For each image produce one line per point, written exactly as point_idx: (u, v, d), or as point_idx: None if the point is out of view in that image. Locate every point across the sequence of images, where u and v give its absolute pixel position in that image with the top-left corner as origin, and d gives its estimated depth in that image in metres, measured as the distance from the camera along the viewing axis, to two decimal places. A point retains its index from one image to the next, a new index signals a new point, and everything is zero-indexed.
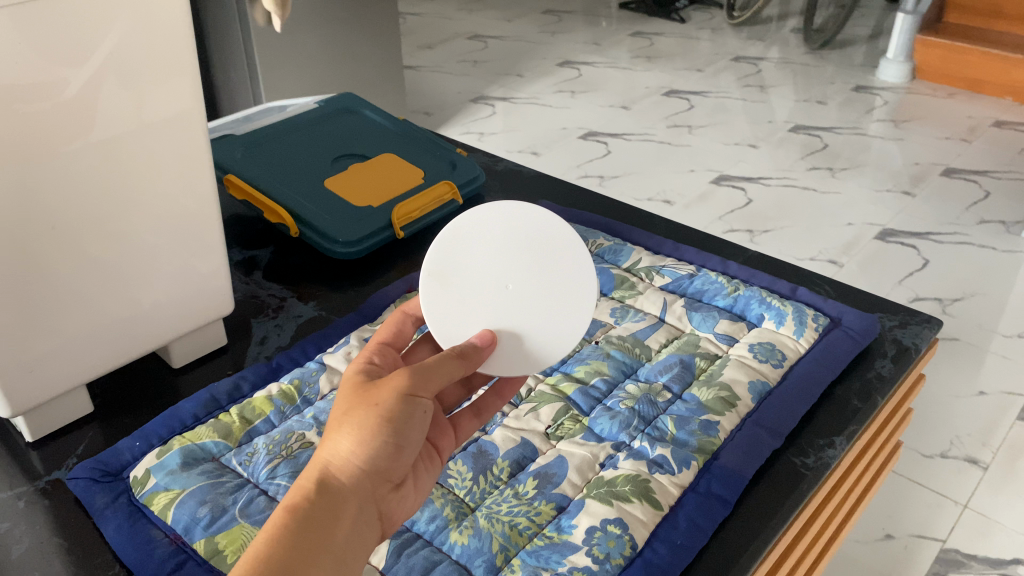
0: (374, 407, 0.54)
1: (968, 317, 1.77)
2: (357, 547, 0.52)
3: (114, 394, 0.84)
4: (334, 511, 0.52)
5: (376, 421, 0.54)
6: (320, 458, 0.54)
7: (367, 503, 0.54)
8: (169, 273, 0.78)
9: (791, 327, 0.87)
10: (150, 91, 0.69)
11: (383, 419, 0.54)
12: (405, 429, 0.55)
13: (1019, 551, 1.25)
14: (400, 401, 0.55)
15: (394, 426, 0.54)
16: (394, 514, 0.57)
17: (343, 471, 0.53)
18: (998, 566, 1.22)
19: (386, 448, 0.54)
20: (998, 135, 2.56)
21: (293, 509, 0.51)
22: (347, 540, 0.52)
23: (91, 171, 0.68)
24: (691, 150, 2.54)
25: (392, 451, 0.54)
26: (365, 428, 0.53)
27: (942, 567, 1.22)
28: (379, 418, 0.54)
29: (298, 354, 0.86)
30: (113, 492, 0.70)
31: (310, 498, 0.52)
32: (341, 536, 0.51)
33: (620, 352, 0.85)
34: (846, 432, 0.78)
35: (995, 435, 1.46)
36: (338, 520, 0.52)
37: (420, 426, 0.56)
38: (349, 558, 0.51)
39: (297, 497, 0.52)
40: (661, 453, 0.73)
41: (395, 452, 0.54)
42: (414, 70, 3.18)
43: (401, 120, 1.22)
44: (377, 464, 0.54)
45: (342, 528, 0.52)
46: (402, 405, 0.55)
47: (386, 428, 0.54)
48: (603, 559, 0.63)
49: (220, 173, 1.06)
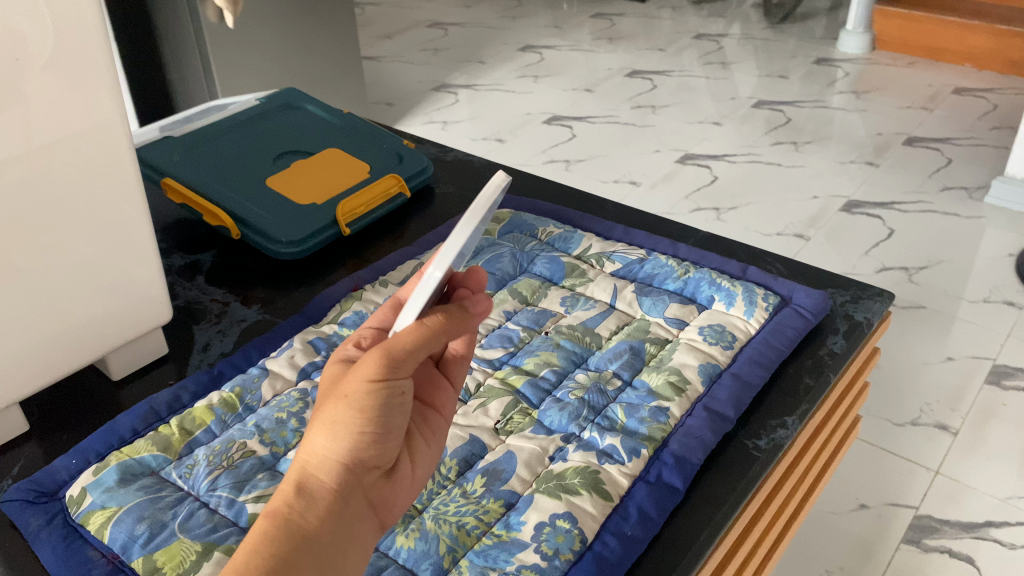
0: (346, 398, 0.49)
1: (933, 285, 1.78)
2: (345, 556, 0.47)
3: (52, 410, 0.81)
4: (311, 520, 0.47)
5: (346, 416, 0.48)
6: (298, 459, 0.49)
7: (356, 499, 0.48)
8: (102, 280, 0.75)
9: (741, 308, 0.86)
10: (69, 101, 0.66)
11: (358, 407, 0.48)
12: (387, 412, 0.49)
13: (992, 514, 1.25)
14: (369, 390, 0.48)
15: (366, 418, 0.48)
16: (390, 504, 0.51)
17: (320, 470, 0.48)
18: (971, 530, 1.23)
19: (362, 438, 0.48)
20: (957, 101, 2.57)
21: (272, 520, 0.46)
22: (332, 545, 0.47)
23: (23, 181, 0.66)
24: (656, 130, 2.53)
25: (371, 440, 0.48)
26: (340, 420, 0.48)
27: (916, 534, 1.23)
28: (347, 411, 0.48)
29: (240, 361, 0.84)
30: (48, 513, 0.68)
31: (291, 501, 0.47)
32: (321, 544, 0.46)
33: (569, 342, 0.83)
34: (799, 411, 0.78)
35: (963, 400, 1.47)
36: (318, 529, 0.47)
37: (398, 409, 0.49)
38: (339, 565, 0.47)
39: (273, 507, 0.47)
40: (611, 444, 0.72)
41: (375, 441, 0.49)
42: (375, 61, 3.13)
43: (343, 112, 1.19)
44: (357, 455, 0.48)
45: (322, 538, 0.47)
46: (376, 392, 0.48)
47: (356, 421, 0.48)
48: (551, 555, 0.62)
49: (157, 177, 1.03)
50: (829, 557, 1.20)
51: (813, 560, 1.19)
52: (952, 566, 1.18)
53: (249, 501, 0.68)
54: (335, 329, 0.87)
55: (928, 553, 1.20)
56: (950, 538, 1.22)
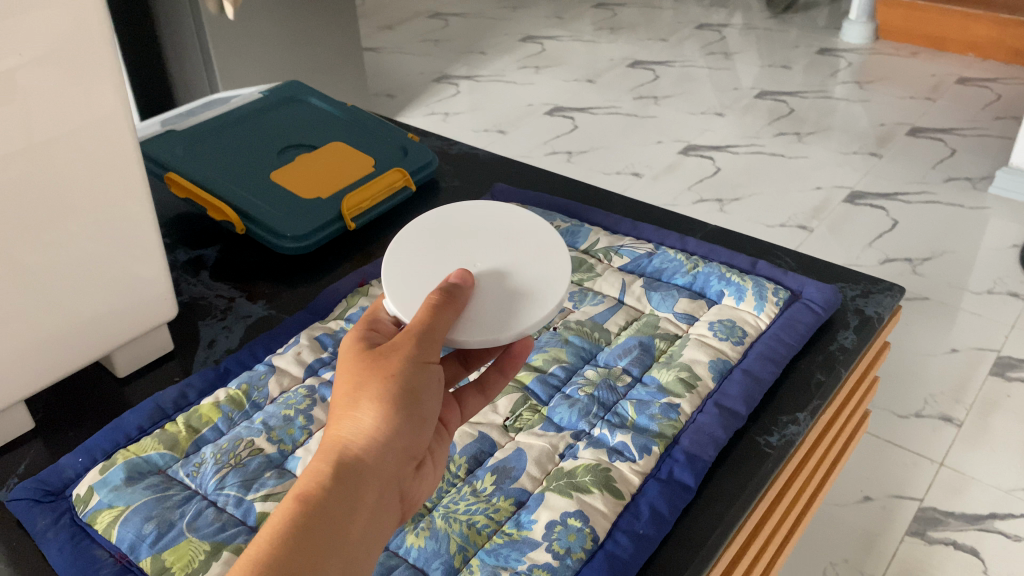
0: (386, 381, 0.50)
1: (937, 276, 1.77)
2: (373, 541, 0.48)
3: (56, 408, 0.81)
4: (352, 501, 0.47)
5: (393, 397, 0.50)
6: (334, 440, 0.50)
7: (387, 485, 0.50)
8: (107, 276, 0.75)
9: (751, 303, 0.85)
10: (71, 94, 0.65)
11: (399, 390, 0.50)
12: (421, 401, 0.51)
13: (996, 506, 1.25)
14: (411, 372, 0.51)
15: (411, 401, 0.51)
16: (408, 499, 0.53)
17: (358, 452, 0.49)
18: (976, 522, 1.22)
19: (404, 422, 0.50)
20: (961, 91, 2.55)
21: (313, 501, 0.46)
22: (364, 535, 0.47)
23: (26, 176, 0.65)
24: (658, 121, 2.52)
25: (411, 427, 0.51)
26: (383, 401, 0.50)
27: (920, 526, 1.22)
28: (393, 391, 0.50)
29: (246, 357, 0.83)
30: (55, 513, 0.67)
31: (325, 484, 0.47)
32: (357, 527, 0.47)
33: (578, 338, 0.82)
34: (810, 407, 0.77)
35: (967, 392, 1.46)
36: (356, 509, 0.47)
37: (434, 397, 0.52)
38: (365, 550, 0.47)
39: (310, 485, 0.47)
40: (621, 441, 0.71)
41: (415, 429, 0.51)
42: (375, 52, 3.12)
43: (347, 106, 1.18)
44: (394, 442, 0.50)
45: (357, 519, 0.47)
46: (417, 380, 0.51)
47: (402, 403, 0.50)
48: (563, 555, 0.62)
49: (160, 171, 1.02)
50: (833, 549, 1.19)
51: (818, 552, 1.19)
52: (957, 558, 1.17)
53: (258, 500, 0.67)
54: (342, 325, 0.86)
55: (933, 546, 1.19)
56: (955, 530, 1.21)
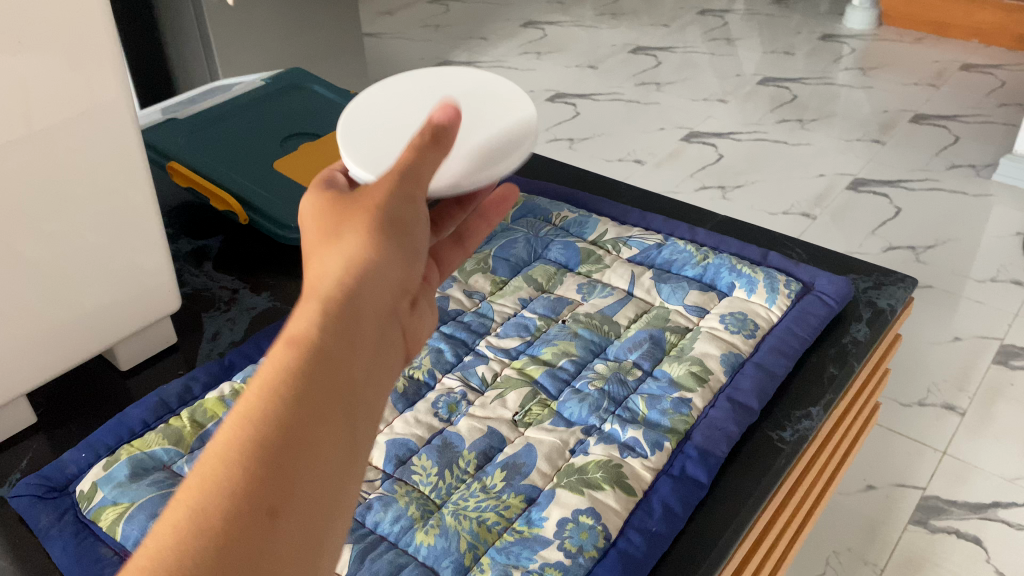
0: (374, 207, 0.39)
1: (940, 264, 1.76)
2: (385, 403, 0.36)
3: (59, 401, 0.80)
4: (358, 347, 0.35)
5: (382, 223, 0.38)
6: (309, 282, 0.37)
7: (389, 333, 0.37)
8: (109, 268, 0.73)
9: (762, 295, 0.84)
10: (72, 84, 0.64)
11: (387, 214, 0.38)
12: (414, 230, 0.39)
13: (998, 494, 1.24)
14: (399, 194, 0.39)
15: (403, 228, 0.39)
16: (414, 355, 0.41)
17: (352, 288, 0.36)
18: (978, 511, 1.22)
19: (402, 252, 0.38)
20: (965, 78, 2.53)
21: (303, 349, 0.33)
22: (373, 393, 0.35)
23: (26, 166, 0.63)
24: (660, 108, 2.50)
25: (408, 261, 0.39)
26: (370, 228, 0.38)
27: (923, 515, 1.22)
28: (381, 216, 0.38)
29: (251, 350, 0.82)
30: (58, 509, 0.66)
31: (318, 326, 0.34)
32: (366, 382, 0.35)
33: (588, 331, 0.81)
34: (824, 402, 0.76)
35: (970, 379, 1.45)
36: (361, 354, 0.35)
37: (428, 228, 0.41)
38: (373, 394, 0.35)
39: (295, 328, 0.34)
40: (633, 436, 0.70)
41: (411, 265, 0.39)
42: (376, 37, 3.09)
43: (351, 93, 1.17)
44: (393, 270, 0.38)
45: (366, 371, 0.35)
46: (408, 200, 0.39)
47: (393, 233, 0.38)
48: (575, 553, 0.61)
49: (162, 160, 1.01)
50: (837, 538, 1.18)
51: (822, 541, 1.18)
52: (959, 547, 1.17)
53: None
54: None
55: (935, 535, 1.19)
56: (958, 519, 1.21)
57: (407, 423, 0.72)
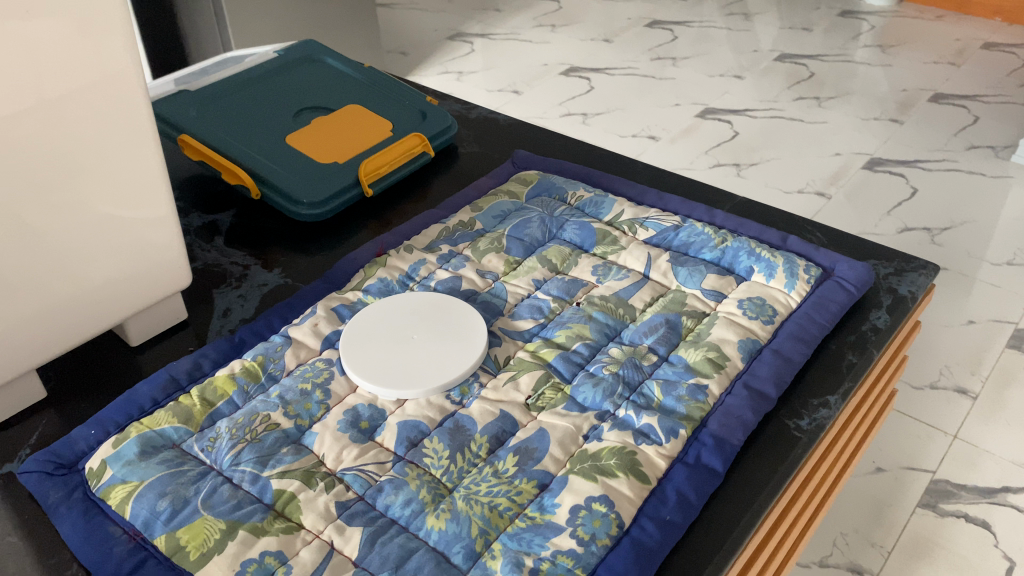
0: None
1: (956, 246, 1.73)
2: None
3: (68, 376, 0.79)
4: None
5: None
6: None
7: None
8: (118, 242, 0.72)
9: (781, 280, 0.82)
10: (80, 51, 0.62)
11: None
12: None
13: (1006, 479, 1.23)
14: None
15: None
16: None
17: None
18: (987, 495, 1.21)
19: None
20: (986, 57, 2.49)
21: None
22: None
23: (34, 135, 0.62)
24: (675, 83, 2.46)
25: None
26: None
27: (932, 498, 1.20)
28: None
29: (261, 328, 0.81)
30: (67, 487, 0.66)
31: None
32: None
33: (602, 314, 0.80)
34: (842, 390, 0.75)
35: (983, 363, 1.43)
36: None
37: None
38: None
39: None
40: (647, 423, 0.69)
41: None
42: (389, 7, 3.05)
43: (364, 66, 1.15)
44: None
45: None
46: None
47: None
48: (588, 541, 0.60)
49: (173, 133, 0.99)
50: (846, 519, 1.17)
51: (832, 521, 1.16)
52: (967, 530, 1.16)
53: (274, 476, 0.65)
54: (361, 296, 0.84)
55: (944, 518, 1.17)
56: (967, 503, 1.19)
57: (419, 404, 0.72)
